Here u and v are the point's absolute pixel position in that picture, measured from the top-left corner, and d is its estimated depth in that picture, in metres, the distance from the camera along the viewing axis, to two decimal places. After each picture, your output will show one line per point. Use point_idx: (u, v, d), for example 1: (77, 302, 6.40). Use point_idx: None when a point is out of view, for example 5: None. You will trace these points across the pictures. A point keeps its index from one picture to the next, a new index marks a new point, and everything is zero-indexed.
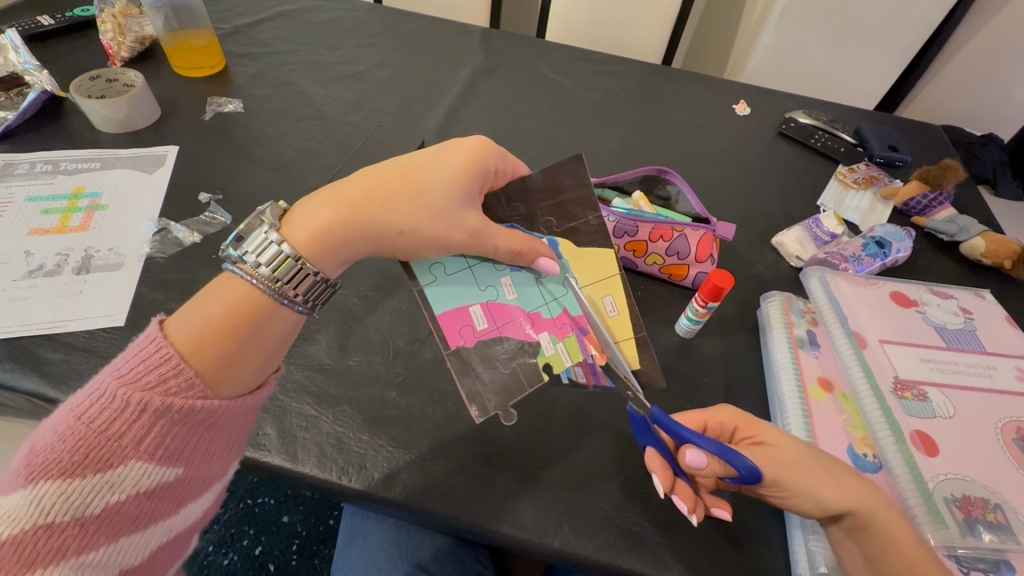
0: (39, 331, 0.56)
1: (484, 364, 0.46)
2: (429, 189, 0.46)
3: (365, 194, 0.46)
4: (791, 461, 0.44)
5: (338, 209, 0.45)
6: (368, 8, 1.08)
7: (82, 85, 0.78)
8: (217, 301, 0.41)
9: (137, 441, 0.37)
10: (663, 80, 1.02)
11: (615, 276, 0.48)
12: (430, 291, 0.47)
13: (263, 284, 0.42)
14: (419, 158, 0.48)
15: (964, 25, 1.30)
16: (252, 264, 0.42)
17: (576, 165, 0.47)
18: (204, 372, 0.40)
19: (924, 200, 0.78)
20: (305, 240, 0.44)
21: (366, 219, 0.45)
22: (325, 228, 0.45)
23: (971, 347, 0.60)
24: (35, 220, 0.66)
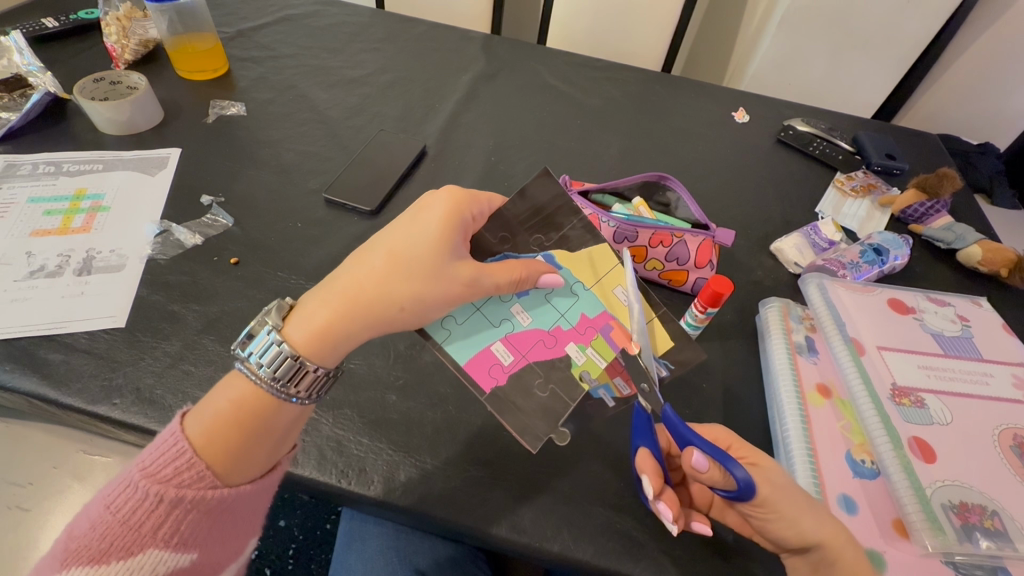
0: (40, 332, 0.56)
1: (524, 400, 0.45)
2: (421, 263, 0.44)
3: (358, 282, 0.44)
4: (777, 489, 0.44)
5: (334, 301, 0.44)
6: (370, 13, 1.09)
7: (86, 87, 0.79)
8: (225, 396, 0.42)
9: (155, 530, 0.38)
10: (663, 87, 1.02)
11: (616, 264, 0.49)
12: (450, 347, 0.46)
13: (263, 384, 0.42)
14: (401, 231, 0.46)
15: (960, 35, 1.32)
16: (256, 363, 0.42)
17: (549, 180, 0.47)
18: (213, 465, 0.40)
19: (921, 209, 0.79)
20: (304, 337, 0.43)
21: (363, 302, 0.43)
22: (325, 322, 0.43)
23: (968, 354, 0.60)
24: (38, 220, 0.66)
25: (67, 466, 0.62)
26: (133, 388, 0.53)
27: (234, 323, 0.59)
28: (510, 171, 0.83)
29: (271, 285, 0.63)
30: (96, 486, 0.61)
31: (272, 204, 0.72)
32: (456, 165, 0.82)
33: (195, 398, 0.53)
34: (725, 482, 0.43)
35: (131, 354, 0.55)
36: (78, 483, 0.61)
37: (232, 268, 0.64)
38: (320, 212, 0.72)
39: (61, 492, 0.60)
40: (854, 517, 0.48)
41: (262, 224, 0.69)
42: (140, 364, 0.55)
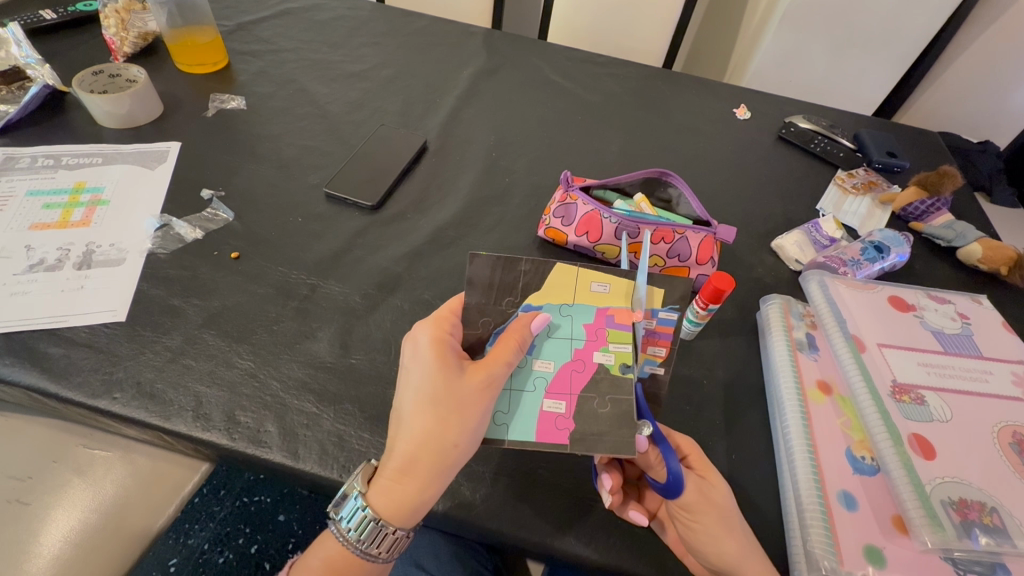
0: (42, 325, 0.56)
1: (600, 426, 0.44)
2: (445, 406, 0.43)
3: (406, 443, 0.43)
4: (710, 503, 0.47)
5: (393, 464, 0.44)
6: (371, 8, 1.08)
7: (85, 80, 0.78)
8: (318, 557, 0.46)
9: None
10: (665, 83, 1.02)
11: (578, 271, 0.48)
12: (516, 434, 0.44)
13: (352, 545, 0.45)
14: (410, 380, 0.45)
15: (963, 32, 1.31)
16: (345, 529, 0.44)
17: (478, 257, 0.46)
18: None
19: (922, 206, 0.79)
20: (382, 500, 0.44)
21: (414, 456, 0.43)
22: (398, 487, 0.43)
23: (968, 352, 0.60)
24: (36, 214, 0.66)
25: (67, 460, 0.62)
26: (134, 382, 0.53)
27: (235, 318, 0.59)
28: (511, 167, 0.82)
29: (273, 280, 0.63)
30: (96, 480, 0.61)
31: (272, 198, 0.72)
32: (456, 160, 0.82)
33: (196, 392, 0.53)
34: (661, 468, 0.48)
35: (132, 348, 0.55)
36: (77, 477, 0.61)
37: (233, 263, 0.64)
38: (321, 207, 0.72)
39: (61, 485, 0.60)
40: (854, 512, 0.48)
41: (263, 219, 0.69)
42: (141, 359, 0.54)
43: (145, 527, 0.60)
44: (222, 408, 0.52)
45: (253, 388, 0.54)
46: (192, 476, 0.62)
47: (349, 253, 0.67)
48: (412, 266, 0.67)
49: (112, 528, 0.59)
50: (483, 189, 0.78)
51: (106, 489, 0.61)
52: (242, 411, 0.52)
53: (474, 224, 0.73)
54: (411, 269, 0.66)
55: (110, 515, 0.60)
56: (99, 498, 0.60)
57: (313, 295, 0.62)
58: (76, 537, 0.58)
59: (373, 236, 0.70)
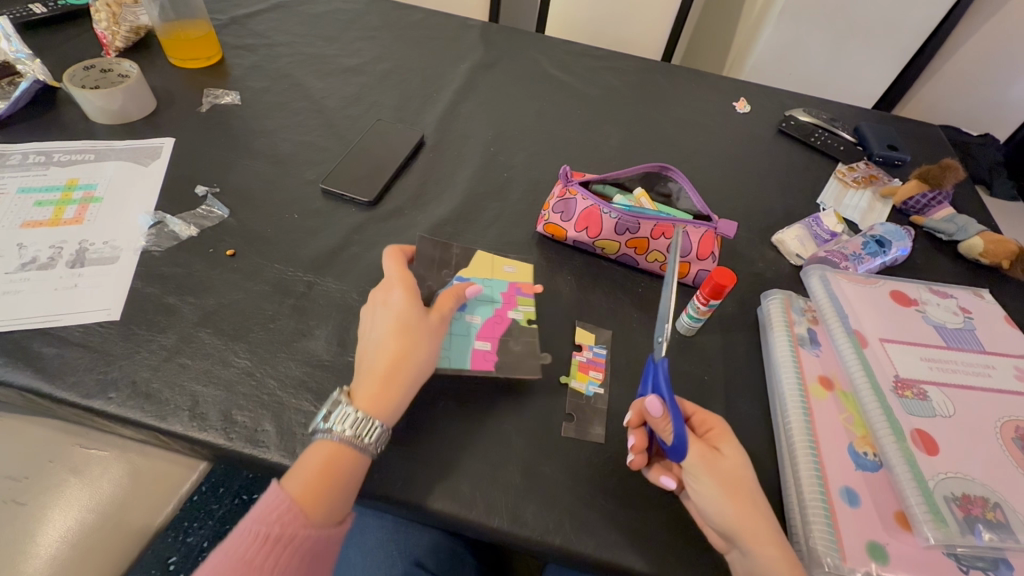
0: (35, 325, 0.55)
1: (512, 356, 0.57)
2: (415, 321, 0.51)
3: (384, 351, 0.50)
4: (718, 475, 0.46)
5: (370, 372, 0.49)
6: (366, 1, 1.07)
7: (76, 75, 0.77)
8: (312, 460, 0.46)
9: (263, 560, 0.42)
10: (663, 76, 1.01)
11: (491, 259, 0.66)
12: (453, 365, 0.55)
13: (343, 440, 0.46)
14: (381, 310, 0.53)
15: (963, 24, 1.31)
16: (336, 427, 0.46)
17: (424, 238, 0.63)
18: (313, 513, 0.44)
19: (923, 200, 0.78)
20: (366, 396, 0.48)
21: (389, 360, 0.49)
22: (377, 387, 0.48)
23: (970, 346, 0.60)
24: (28, 212, 0.65)
25: (63, 460, 0.61)
26: (129, 382, 0.52)
27: (231, 316, 0.58)
28: (509, 161, 0.81)
29: (269, 277, 0.62)
30: (93, 480, 0.61)
31: (267, 195, 0.71)
32: (454, 155, 0.81)
33: (192, 391, 0.52)
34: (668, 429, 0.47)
35: (127, 347, 0.54)
36: (74, 476, 0.60)
37: (228, 260, 0.63)
38: (317, 202, 0.71)
39: (58, 485, 0.60)
40: (857, 508, 0.47)
41: (258, 216, 0.68)
42: (136, 358, 0.54)
43: (143, 525, 0.59)
44: (219, 407, 0.51)
45: (250, 386, 0.53)
46: (188, 475, 0.61)
47: (346, 249, 0.66)
48: None
49: (109, 528, 0.59)
50: (481, 184, 0.77)
51: (103, 489, 0.60)
52: (239, 410, 0.51)
53: (473, 219, 0.72)
54: None
55: (108, 515, 0.59)
56: (96, 497, 0.60)
57: (310, 293, 0.61)
58: (73, 537, 0.58)
59: (370, 232, 0.69)
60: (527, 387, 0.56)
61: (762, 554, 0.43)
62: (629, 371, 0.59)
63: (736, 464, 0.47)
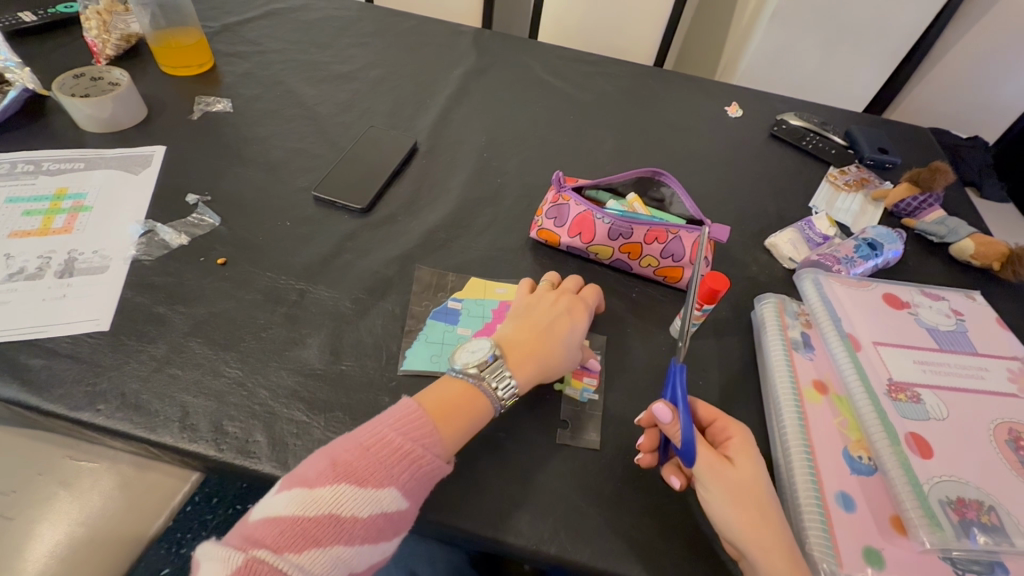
0: (22, 336, 0.55)
1: None
2: (575, 319, 0.58)
3: (542, 326, 0.55)
4: (728, 484, 0.46)
5: (521, 334, 0.55)
6: (359, 8, 1.07)
7: (66, 83, 0.77)
8: (445, 393, 0.50)
9: (390, 467, 0.45)
10: (656, 81, 1.02)
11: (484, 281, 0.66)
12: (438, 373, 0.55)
13: (477, 383, 0.51)
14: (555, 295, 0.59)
15: (951, 28, 1.32)
16: (480, 373, 0.52)
17: (422, 268, 0.66)
18: (444, 437, 0.47)
19: (914, 203, 0.79)
20: (534, 360, 0.53)
21: (553, 332, 0.55)
22: (539, 351, 0.54)
23: (963, 349, 0.60)
24: (17, 222, 0.64)
25: (53, 473, 0.60)
26: (118, 393, 0.51)
27: (222, 325, 0.57)
28: (503, 167, 0.81)
29: (261, 286, 0.61)
30: (83, 493, 0.60)
31: (260, 202, 0.71)
32: (447, 161, 0.81)
33: (182, 402, 0.51)
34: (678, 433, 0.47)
35: (116, 358, 0.54)
36: (63, 489, 0.60)
37: (220, 269, 0.62)
38: (309, 210, 0.71)
39: (47, 499, 0.59)
40: (852, 513, 0.47)
41: (250, 223, 0.68)
42: (125, 369, 0.53)
43: (134, 537, 0.58)
44: (209, 418, 0.51)
45: (242, 397, 0.52)
46: (181, 486, 0.61)
47: (339, 257, 0.66)
48: (403, 270, 0.66)
49: (99, 541, 0.58)
50: (474, 190, 0.77)
51: (93, 501, 0.59)
52: (230, 421, 0.51)
53: (466, 225, 0.72)
54: (402, 272, 0.65)
55: (98, 528, 0.58)
56: (86, 510, 0.59)
57: (302, 300, 0.61)
58: (63, 552, 0.57)
59: (364, 239, 0.69)
60: (522, 394, 0.56)
61: (766, 565, 0.42)
62: (623, 377, 0.59)
63: (755, 476, 0.47)
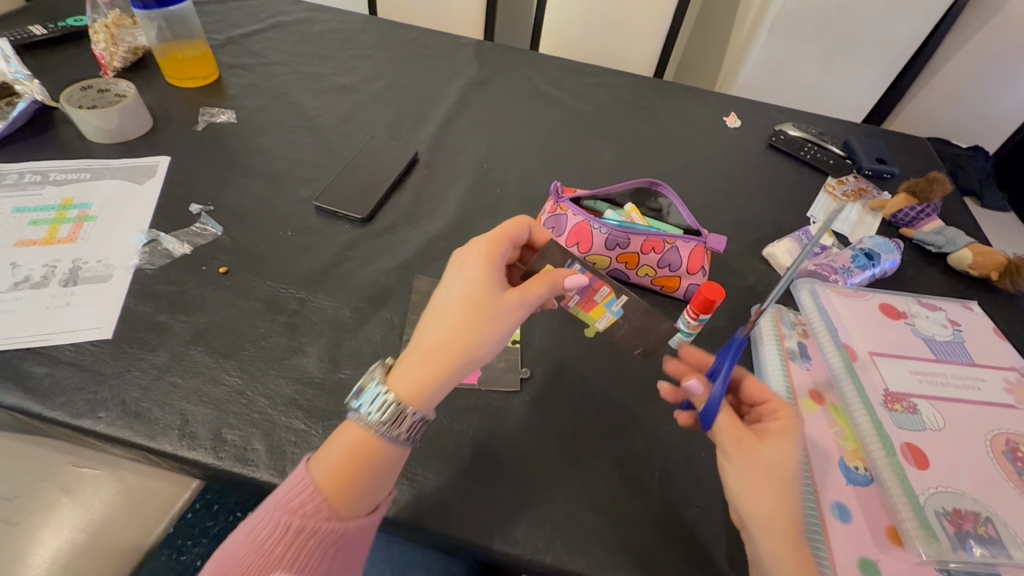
0: (26, 344, 0.55)
1: (494, 372, 0.58)
2: (481, 305, 0.47)
3: (441, 332, 0.46)
4: (755, 461, 0.45)
5: (414, 355, 0.46)
6: (362, 20, 1.09)
7: (74, 95, 0.78)
8: (342, 446, 0.44)
9: (285, 551, 0.42)
10: (655, 92, 1.03)
11: None
12: None
13: (371, 427, 0.44)
14: (454, 284, 0.49)
15: (949, 39, 1.33)
16: (367, 413, 0.44)
17: (420, 277, 0.67)
18: (343, 496, 0.43)
19: (912, 213, 0.79)
20: (409, 383, 0.44)
21: (441, 342, 0.45)
22: (422, 371, 0.45)
23: (959, 359, 0.60)
24: (23, 231, 0.65)
25: (54, 479, 0.61)
26: (119, 401, 0.52)
27: (223, 334, 0.58)
28: (502, 177, 0.82)
29: (261, 294, 0.62)
30: (85, 499, 0.60)
31: (262, 212, 0.72)
32: (447, 171, 0.82)
33: (182, 410, 0.52)
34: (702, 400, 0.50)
35: (118, 366, 0.54)
36: (65, 496, 0.60)
37: (221, 277, 0.63)
38: (311, 219, 0.72)
39: (49, 505, 0.59)
40: (848, 524, 0.47)
41: (252, 233, 0.69)
42: (126, 377, 0.54)
43: (134, 544, 0.59)
44: (209, 425, 0.51)
45: (241, 405, 0.53)
46: (182, 493, 0.62)
47: (339, 266, 0.67)
48: (402, 279, 0.66)
49: (100, 548, 0.58)
50: (474, 200, 0.78)
51: (94, 508, 0.60)
52: (229, 429, 0.51)
53: (466, 235, 0.73)
54: (401, 281, 0.66)
55: (99, 534, 0.59)
56: (88, 517, 0.59)
57: (302, 309, 0.62)
58: (63, 558, 0.57)
59: (364, 248, 0.69)
60: (519, 403, 0.56)
61: (767, 543, 0.42)
62: (620, 386, 0.59)
63: (785, 459, 0.45)
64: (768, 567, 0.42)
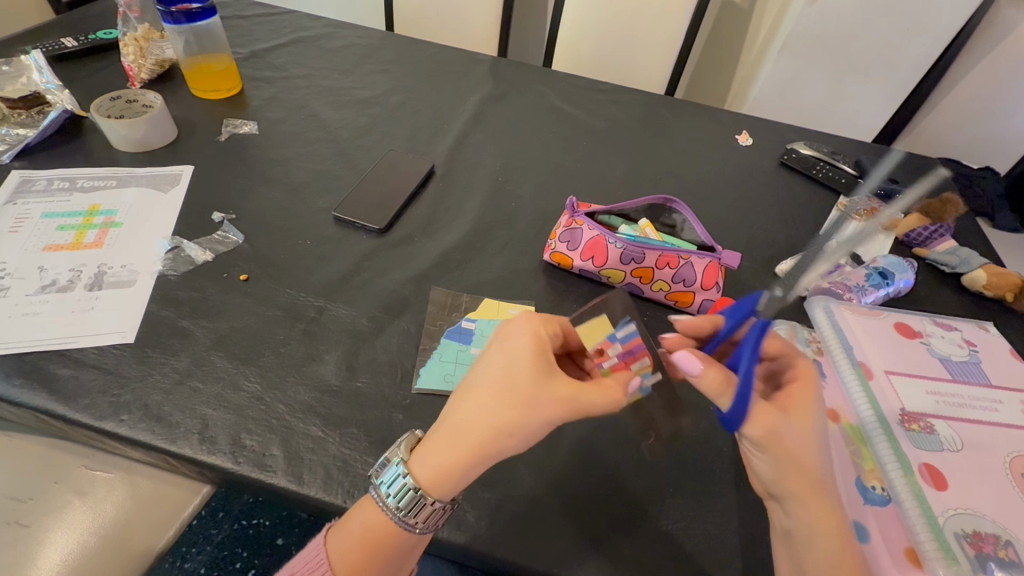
0: (52, 347, 0.56)
1: None
2: (520, 391, 0.42)
3: (474, 418, 0.43)
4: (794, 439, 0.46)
5: (442, 440, 0.44)
6: (381, 36, 1.12)
7: (102, 105, 0.80)
8: (358, 523, 0.45)
9: None
10: (668, 110, 1.04)
11: (498, 302, 0.67)
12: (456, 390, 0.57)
13: (389, 510, 0.44)
14: (494, 360, 0.45)
15: (960, 61, 1.34)
16: (384, 492, 0.44)
17: (436, 287, 0.68)
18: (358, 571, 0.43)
19: (924, 232, 0.79)
20: (427, 472, 0.43)
21: (468, 434, 0.43)
22: (447, 462, 0.43)
23: (976, 379, 0.60)
24: (51, 236, 0.67)
25: (68, 481, 0.61)
26: (141, 405, 0.53)
27: (243, 340, 0.59)
28: (517, 191, 0.83)
29: (281, 302, 0.63)
30: (96, 502, 0.61)
31: (282, 221, 0.73)
32: (463, 184, 0.83)
33: (203, 415, 0.53)
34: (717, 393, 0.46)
35: (140, 370, 0.55)
36: (78, 499, 0.61)
37: (242, 284, 0.64)
38: (329, 229, 0.73)
39: (61, 508, 0.60)
40: (866, 544, 0.47)
41: (273, 242, 0.70)
42: (148, 381, 0.55)
43: (145, 548, 0.59)
44: (228, 431, 0.52)
45: (260, 411, 0.53)
46: (192, 498, 0.62)
47: (357, 275, 0.68)
48: (419, 289, 0.67)
49: (110, 552, 0.58)
50: (489, 213, 0.79)
51: (106, 512, 0.60)
52: (248, 434, 0.52)
53: (481, 247, 0.74)
54: (418, 292, 0.67)
55: (109, 538, 0.59)
56: (98, 521, 0.60)
57: (320, 318, 0.62)
58: (73, 562, 0.57)
59: (380, 259, 0.70)
60: None
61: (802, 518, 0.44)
62: (634, 400, 0.59)
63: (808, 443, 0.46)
64: (803, 535, 0.44)
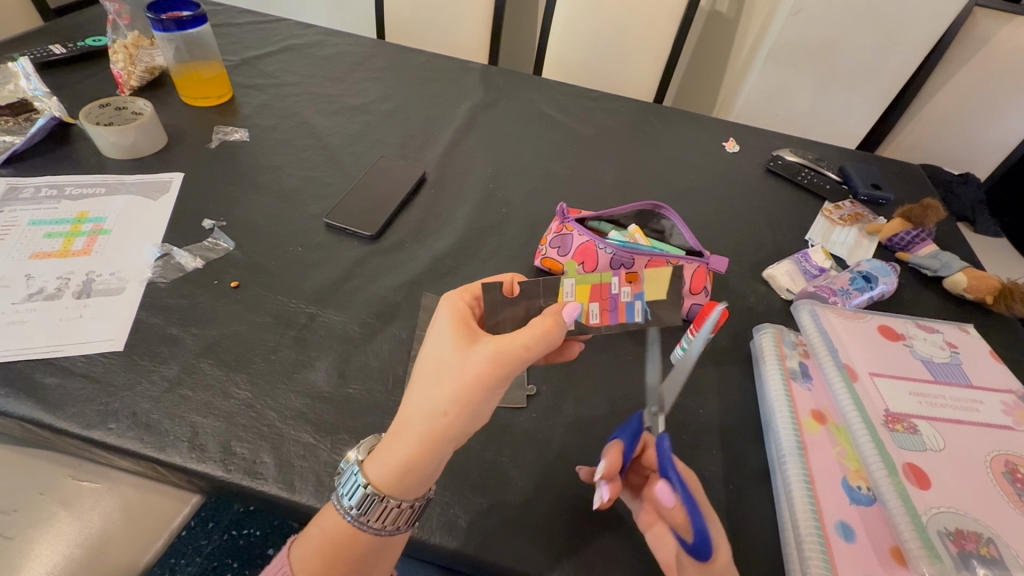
0: (39, 355, 0.56)
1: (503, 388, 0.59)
2: (452, 371, 0.42)
3: (415, 407, 0.43)
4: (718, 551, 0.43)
5: (392, 436, 0.44)
6: (372, 44, 1.12)
7: (91, 112, 0.80)
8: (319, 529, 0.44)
9: None
10: (657, 118, 1.06)
11: None
12: None
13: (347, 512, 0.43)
14: (427, 347, 0.45)
15: (939, 71, 1.37)
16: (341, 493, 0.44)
17: (429, 294, 0.68)
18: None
19: (907, 237, 0.81)
20: (380, 472, 0.43)
21: (411, 426, 0.42)
22: (399, 458, 0.43)
23: (958, 381, 0.61)
24: (38, 243, 0.67)
25: (53, 493, 0.60)
26: (130, 413, 0.52)
27: (233, 347, 0.59)
28: (508, 198, 0.84)
29: (271, 309, 0.63)
30: (83, 513, 0.60)
31: (273, 227, 0.73)
32: (455, 191, 0.84)
33: (192, 422, 0.52)
34: (682, 528, 0.43)
35: (129, 378, 0.55)
36: (64, 509, 0.60)
37: (233, 291, 0.64)
38: (321, 235, 0.73)
39: (47, 519, 0.59)
40: (853, 543, 0.47)
41: (263, 248, 0.70)
42: (137, 389, 0.54)
43: (131, 562, 0.58)
44: (218, 438, 0.52)
45: (250, 418, 0.53)
46: (181, 508, 0.61)
47: (348, 282, 0.68)
48: (410, 295, 0.67)
49: (96, 565, 0.57)
50: (480, 220, 0.80)
51: (92, 523, 0.59)
52: (238, 442, 0.52)
53: (472, 253, 0.74)
54: (409, 298, 0.67)
55: (97, 550, 0.58)
56: (85, 532, 0.59)
57: (312, 324, 0.62)
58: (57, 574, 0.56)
59: (371, 265, 0.71)
60: (525, 418, 0.57)
61: None
62: (625, 404, 0.60)
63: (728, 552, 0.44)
64: None
